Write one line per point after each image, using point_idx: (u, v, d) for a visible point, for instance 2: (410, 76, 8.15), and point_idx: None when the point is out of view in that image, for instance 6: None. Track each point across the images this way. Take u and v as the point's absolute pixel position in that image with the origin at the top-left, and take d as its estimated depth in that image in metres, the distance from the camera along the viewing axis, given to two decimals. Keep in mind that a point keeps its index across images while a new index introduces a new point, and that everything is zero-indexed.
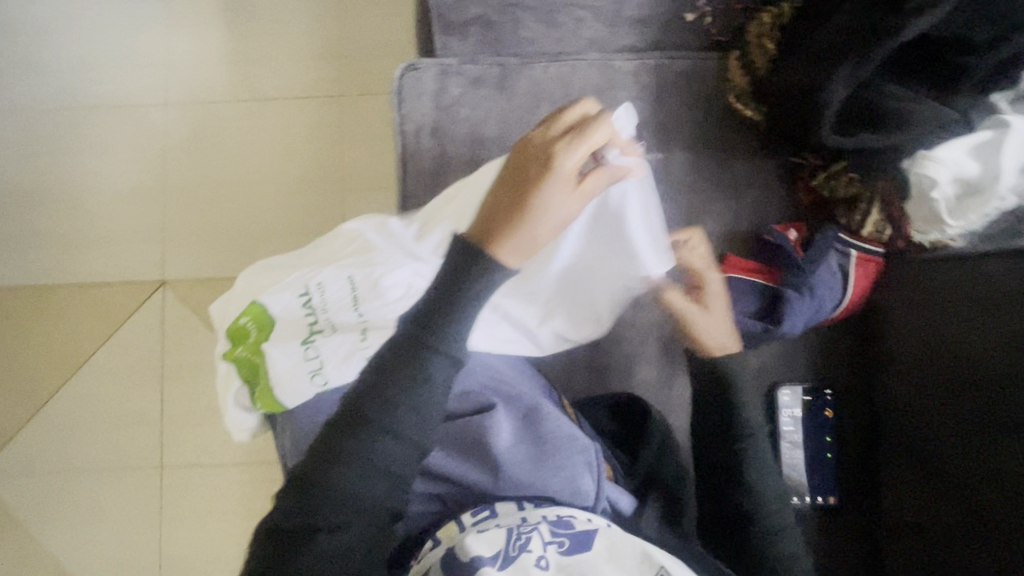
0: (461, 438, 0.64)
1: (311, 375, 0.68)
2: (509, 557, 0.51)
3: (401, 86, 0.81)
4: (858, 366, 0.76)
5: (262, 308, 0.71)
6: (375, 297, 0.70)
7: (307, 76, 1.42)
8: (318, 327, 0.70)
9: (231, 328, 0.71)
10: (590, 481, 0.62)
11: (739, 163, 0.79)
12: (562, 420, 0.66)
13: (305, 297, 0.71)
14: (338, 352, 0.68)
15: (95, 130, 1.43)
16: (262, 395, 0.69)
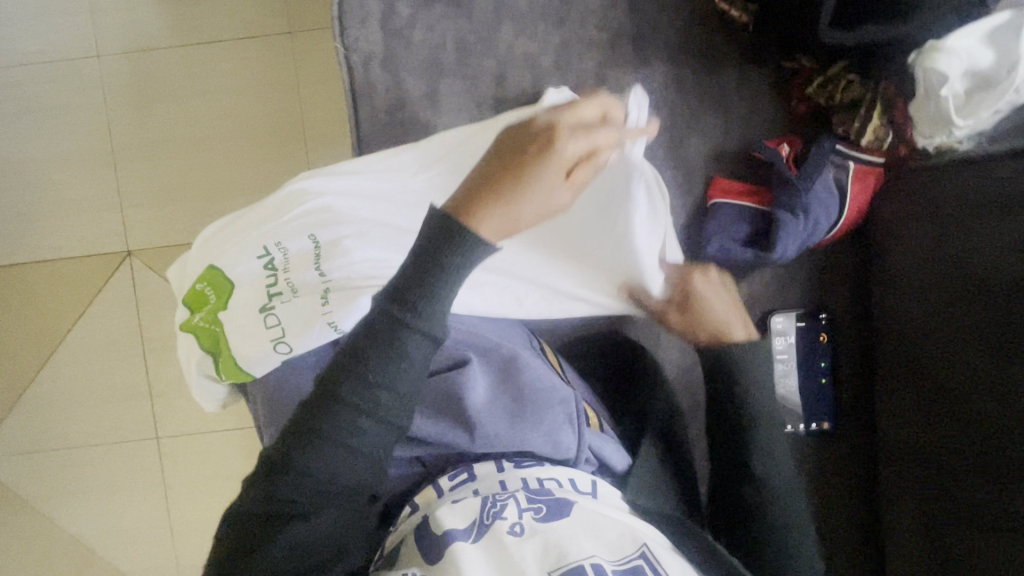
0: (437, 396, 0.60)
1: (273, 343, 0.63)
2: (483, 526, 0.52)
3: (344, 10, 0.72)
4: (856, 287, 0.72)
5: (220, 272, 0.66)
6: (338, 254, 0.64)
7: (253, 13, 1.28)
8: (278, 290, 0.64)
9: (187, 296, 0.66)
10: (572, 433, 0.60)
11: (727, 74, 0.71)
12: (542, 371, 0.62)
13: (264, 257, 0.65)
14: (300, 317, 0.63)
15: (27, 91, 1.31)
16: (226, 366, 0.65)
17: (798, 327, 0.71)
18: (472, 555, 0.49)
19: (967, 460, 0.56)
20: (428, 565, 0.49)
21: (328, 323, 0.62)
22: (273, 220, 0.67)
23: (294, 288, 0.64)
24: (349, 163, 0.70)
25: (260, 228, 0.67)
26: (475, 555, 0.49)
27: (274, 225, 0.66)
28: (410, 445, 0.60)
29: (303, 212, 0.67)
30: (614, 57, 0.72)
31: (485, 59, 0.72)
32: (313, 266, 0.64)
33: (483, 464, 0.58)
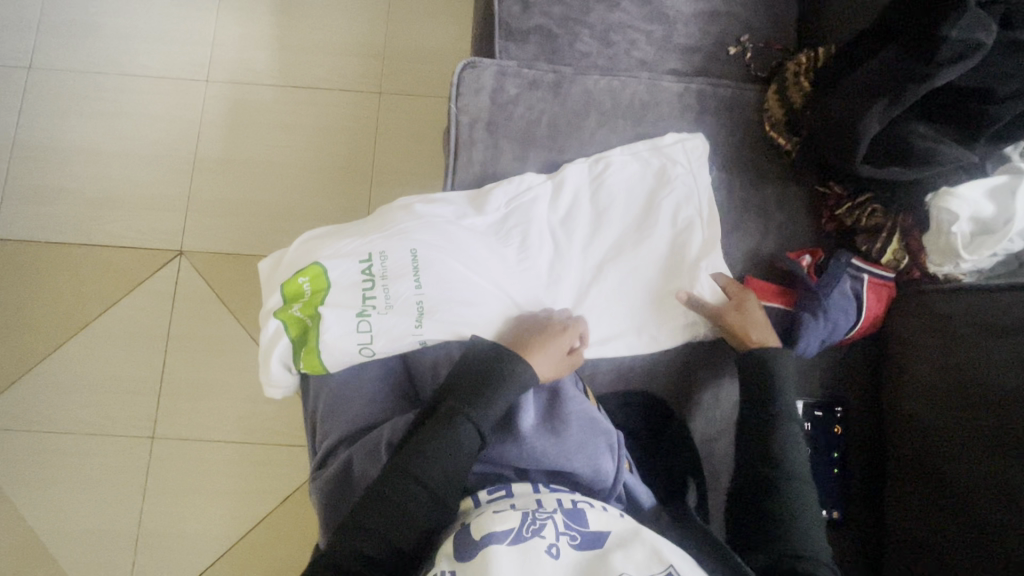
0: (502, 418, 0.71)
1: (361, 346, 0.74)
2: (521, 537, 0.58)
3: (461, 81, 0.86)
4: (867, 384, 0.80)
5: (322, 270, 0.75)
6: (430, 276, 0.75)
7: (352, 70, 1.47)
8: (373, 296, 0.74)
9: (288, 286, 0.75)
10: (611, 463, 0.69)
11: (769, 188, 0.85)
12: (586, 404, 0.72)
13: (365, 264, 0.76)
14: (391, 327, 0.74)
15: (132, 96, 1.45)
16: (306, 353, 0.73)
17: (812, 414, 0.78)
18: (507, 560, 0.56)
19: (980, 554, 0.60)
20: (458, 560, 0.58)
21: (417, 339, 0.75)
22: (376, 233, 0.78)
23: (387, 298, 0.74)
24: (449, 196, 0.82)
25: (364, 240, 0.78)
26: (508, 561, 0.56)
27: (378, 240, 0.77)
28: (485, 464, 0.71)
29: (406, 232, 0.77)
30: (684, 147, 0.83)
31: (572, 140, 0.85)
32: (407, 281, 0.75)
33: (521, 485, 0.68)
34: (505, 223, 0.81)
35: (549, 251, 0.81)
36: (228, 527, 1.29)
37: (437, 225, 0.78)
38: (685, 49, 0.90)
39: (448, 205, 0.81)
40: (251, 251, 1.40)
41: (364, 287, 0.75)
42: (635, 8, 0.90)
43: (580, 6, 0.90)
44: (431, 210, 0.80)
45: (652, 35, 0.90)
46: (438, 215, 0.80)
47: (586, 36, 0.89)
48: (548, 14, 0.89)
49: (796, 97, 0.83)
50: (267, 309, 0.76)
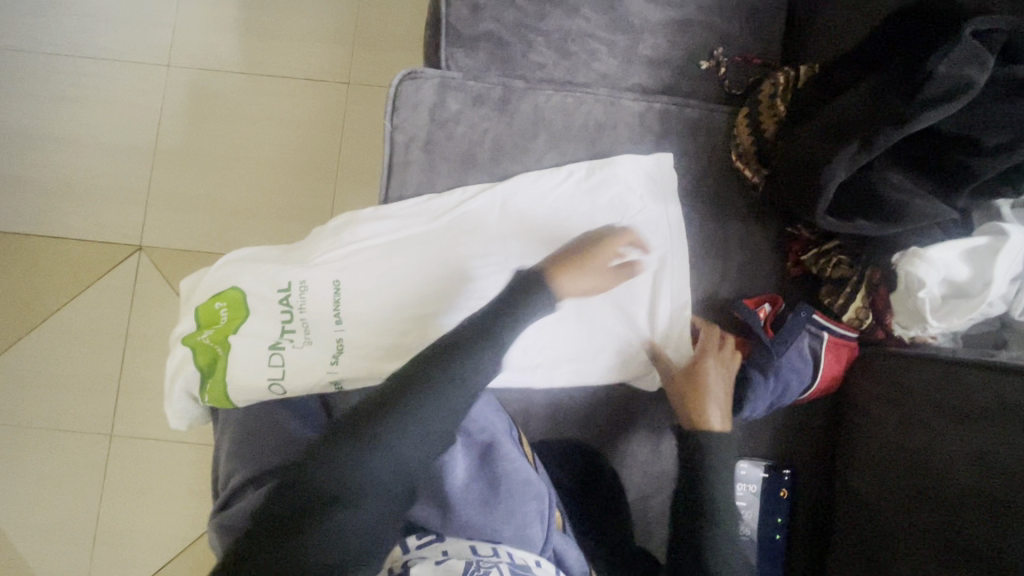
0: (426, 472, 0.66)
1: (270, 382, 0.70)
2: None
3: (399, 93, 0.78)
4: (822, 443, 0.74)
5: (241, 296, 0.72)
6: (352, 312, 0.73)
7: (319, 58, 1.39)
8: (291, 328, 0.72)
9: (202, 310, 0.72)
10: (540, 530, 0.64)
11: (730, 227, 0.77)
12: (519, 461, 0.68)
13: (285, 293, 0.73)
14: (306, 363, 0.71)
15: (91, 80, 1.39)
16: (212, 385, 0.70)
17: (760, 477, 0.72)
18: None
19: None
20: None
21: (332, 380, 0.72)
22: (305, 262, 0.74)
23: (306, 331, 0.72)
24: (381, 220, 0.76)
25: (293, 267, 0.74)
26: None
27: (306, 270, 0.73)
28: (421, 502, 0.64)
29: (330, 262, 0.74)
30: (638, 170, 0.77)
31: (517, 163, 0.78)
32: (327, 316, 0.73)
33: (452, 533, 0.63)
34: (440, 258, 0.75)
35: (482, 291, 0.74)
36: (184, 527, 1.29)
37: (367, 257, 0.75)
38: (652, 62, 0.81)
39: (380, 231, 0.75)
40: (212, 249, 1.36)
41: (283, 319, 0.72)
42: (598, 14, 0.80)
43: (536, 10, 0.80)
44: (363, 239, 0.75)
45: (615, 46, 0.81)
46: (365, 243, 0.75)
47: (541, 44, 0.81)
48: (501, 18, 0.81)
49: (769, 124, 0.75)
50: (176, 333, 0.72)
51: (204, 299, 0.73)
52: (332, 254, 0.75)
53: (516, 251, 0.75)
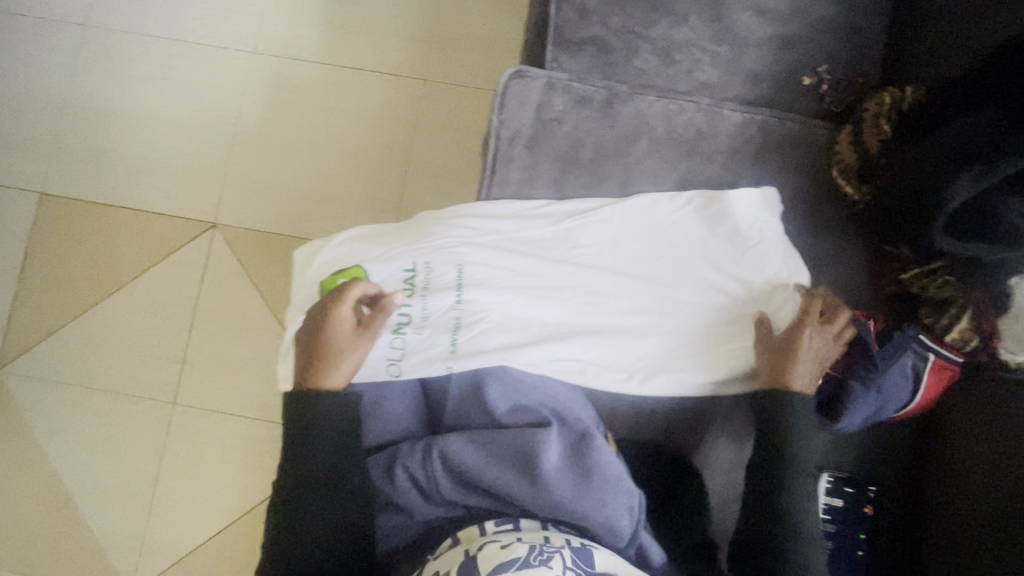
0: (518, 455, 0.68)
1: (388, 363, 0.74)
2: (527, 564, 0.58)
3: (507, 90, 0.80)
4: (910, 464, 0.74)
5: (364, 276, 0.76)
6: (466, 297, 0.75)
7: (396, 53, 1.42)
8: (410, 309, 0.75)
9: (330, 286, 0.77)
10: (629, 525, 0.66)
11: (825, 242, 0.78)
12: (612, 457, 0.68)
13: (408, 273, 0.76)
14: (424, 345, 0.74)
15: (178, 62, 1.44)
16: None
17: (842, 492, 0.73)
18: None
19: None
20: None
21: (445, 363, 0.73)
22: (419, 243, 0.77)
23: (423, 314, 0.75)
24: (502, 207, 0.79)
25: (407, 248, 0.78)
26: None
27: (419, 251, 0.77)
28: (468, 492, 0.69)
29: (451, 244, 0.77)
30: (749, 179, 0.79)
31: (617, 165, 0.79)
32: (443, 299, 0.75)
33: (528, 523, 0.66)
34: (557, 244, 0.78)
35: (597, 286, 0.77)
36: (237, 499, 1.33)
37: (479, 244, 0.77)
38: (755, 74, 0.82)
39: (501, 219, 0.78)
40: (281, 231, 1.39)
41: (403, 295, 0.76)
42: (704, 25, 0.82)
43: (643, 18, 0.82)
44: (475, 226, 0.78)
45: (719, 56, 0.82)
46: (485, 229, 0.78)
47: (646, 51, 0.82)
48: (608, 24, 0.83)
49: (873, 142, 0.74)
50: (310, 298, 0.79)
51: (331, 273, 0.78)
52: (445, 238, 0.77)
53: (630, 247, 0.78)
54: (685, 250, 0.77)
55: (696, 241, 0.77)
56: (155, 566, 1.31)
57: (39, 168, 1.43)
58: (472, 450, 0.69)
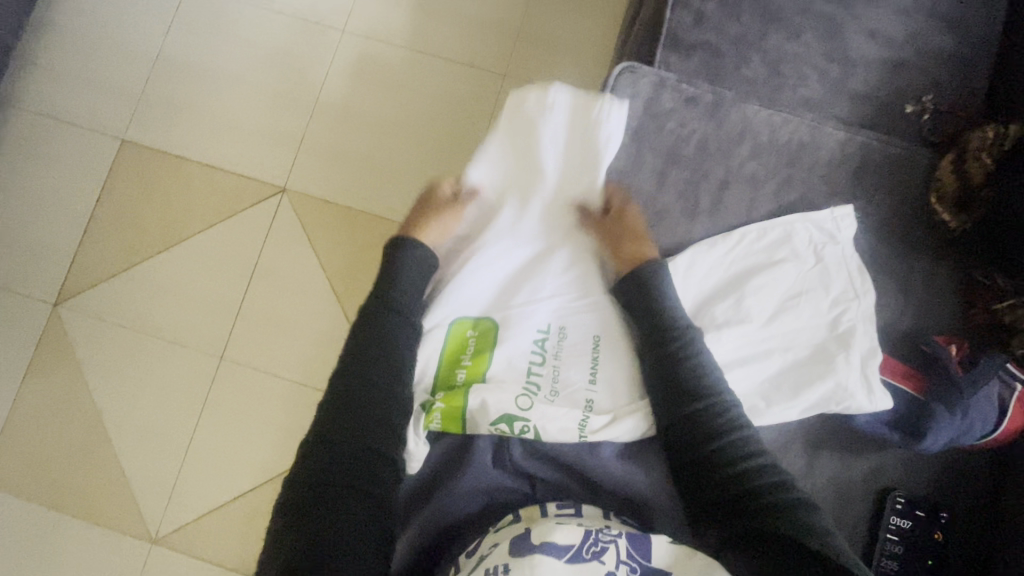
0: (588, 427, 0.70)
1: (519, 393, 0.69)
2: (581, 556, 0.57)
3: (617, 83, 0.82)
4: (989, 494, 0.74)
5: (491, 334, 0.73)
6: (608, 368, 0.72)
7: (481, 47, 1.46)
8: (540, 373, 0.71)
9: (453, 343, 0.73)
10: None
11: (917, 264, 0.79)
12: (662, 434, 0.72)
13: (542, 336, 0.73)
14: (556, 418, 0.68)
15: (270, 31, 1.49)
16: (446, 412, 0.69)
17: (915, 514, 0.72)
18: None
19: None
20: (512, 554, 0.57)
21: (556, 324, 0.73)
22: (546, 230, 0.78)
23: (553, 385, 0.70)
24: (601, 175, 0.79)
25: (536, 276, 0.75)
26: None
27: (555, 300, 0.74)
28: (535, 463, 0.70)
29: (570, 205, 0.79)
30: (843, 196, 0.81)
31: (718, 165, 0.81)
32: (582, 366, 0.72)
33: (589, 507, 0.66)
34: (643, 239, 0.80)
35: (707, 266, 0.77)
36: (271, 460, 1.33)
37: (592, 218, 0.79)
38: (859, 96, 0.84)
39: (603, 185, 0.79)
40: (348, 204, 1.42)
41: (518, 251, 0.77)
42: (816, 44, 0.85)
43: (757, 30, 0.85)
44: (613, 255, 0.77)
45: (826, 75, 0.84)
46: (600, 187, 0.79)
47: (755, 61, 0.85)
48: (720, 32, 0.85)
49: (975, 173, 0.74)
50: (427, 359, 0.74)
51: (461, 318, 0.74)
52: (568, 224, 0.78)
53: (717, 244, 0.77)
54: (772, 273, 0.76)
55: (779, 263, 0.76)
56: (181, 516, 1.31)
57: (125, 115, 1.48)
58: None
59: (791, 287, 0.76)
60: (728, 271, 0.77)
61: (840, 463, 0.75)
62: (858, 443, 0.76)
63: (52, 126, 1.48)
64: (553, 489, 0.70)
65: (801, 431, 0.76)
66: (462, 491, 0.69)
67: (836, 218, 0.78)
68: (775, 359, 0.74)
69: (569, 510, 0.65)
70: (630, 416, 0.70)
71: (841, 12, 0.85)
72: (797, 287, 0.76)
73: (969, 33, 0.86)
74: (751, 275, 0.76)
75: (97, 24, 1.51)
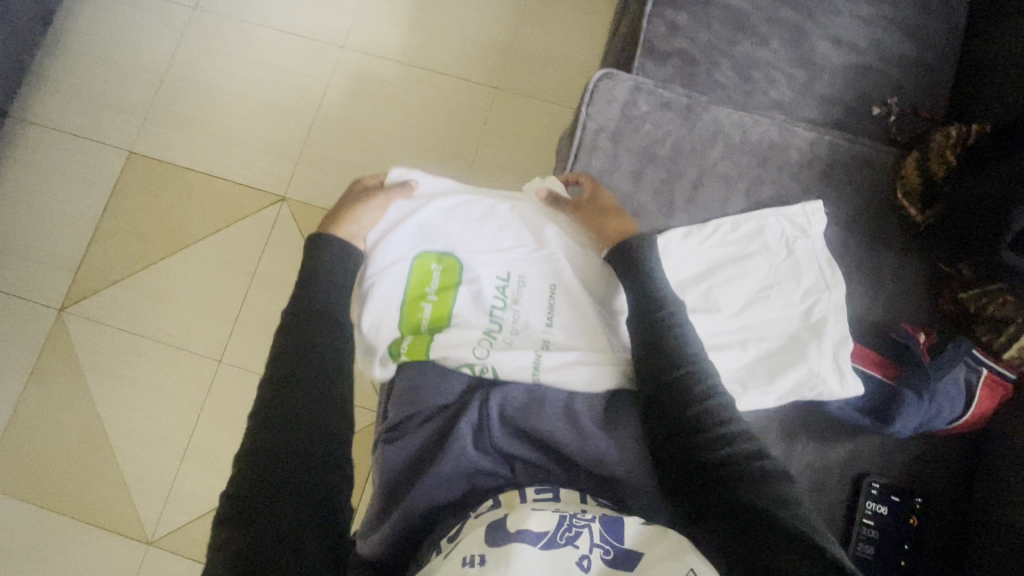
0: (565, 413, 0.72)
1: (479, 339, 0.77)
2: (554, 541, 0.58)
3: (595, 89, 0.87)
4: (962, 481, 0.76)
5: (458, 268, 0.81)
6: (562, 318, 0.79)
7: (474, 62, 1.52)
8: (501, 316, 0.79)
9: (422, 269, 0.81)
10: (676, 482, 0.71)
11: (887, 258, 0.82)
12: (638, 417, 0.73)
13: (502, 283, 0.81)
14: (512, 359, 0.75)
15: (273, 49, 1.56)
16: (414, 342, 0.78)
17: (889, 500, 0.74)
18: (536, 561, 0.57)
19: None
20: (488, 546, 0.59)
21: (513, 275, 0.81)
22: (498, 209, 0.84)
23: (513, 326, 0.79)
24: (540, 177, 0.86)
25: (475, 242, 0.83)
26: (538, 564, 0.56)
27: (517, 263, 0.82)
28: (514, 449, 0.72)
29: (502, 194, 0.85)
30: (814, 194, 0.84)
31: (693, 164, 0.85)
32: (539, 311, 0.80)
33: (567, 492, 0.67)
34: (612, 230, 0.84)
35: (688, 251, 0.80)
36: None
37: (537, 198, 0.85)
38: (827, 99, 0.88)
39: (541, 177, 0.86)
40: None
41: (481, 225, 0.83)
42: (783, 51, 0.89)
43: (727, 39, 0.90)
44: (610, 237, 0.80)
45: (794, 80, 0.89)
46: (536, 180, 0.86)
47: (727, 67, 0.89)
48: (694, 41, 0.90)
49: (938, 169, 0.78)
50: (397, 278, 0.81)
51: (423, 251, 0.82)
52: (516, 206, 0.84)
53: (686, 232, 0.81)
54: (745, 260, 0.79)
55: (747, 253, 0.80)
56: (177, 518, 1.33)
57: (132, 129, 1.54)
58: (513, 400, 0.73)
59: (761, 276, 0.79)
60: (705, 257, 0.80)
61: (816, 450, 0.77)
62: (832, 431, 0.78)
63: (62, 139, 1.54)
64: (536, 473, 0.72)
65: (778, 418, 0.78)
66: (442, 477, 0.70)
67: (802, 212, 0.82)
68: (752, 343, 0.77)
69: (547, 496, 0.66)
70: (589, 365, 0.75)
71: (807, 21, 0.90)
72: (768, 275, 0.79)
73: (930, 40, 0.90)
74: (724, 261, 0.80)
75: (108, 44, 1.58)
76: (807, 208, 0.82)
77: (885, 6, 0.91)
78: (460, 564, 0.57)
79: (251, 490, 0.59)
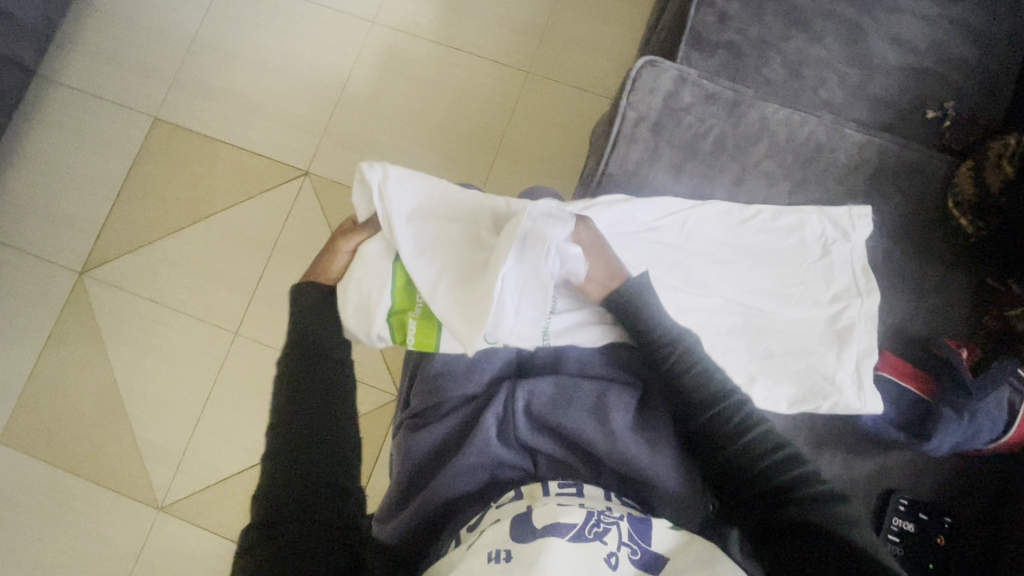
0: (593, 409, 0.70)
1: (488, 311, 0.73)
2: (583, 536, 0.57)
3: (638, 77, 0.84)
4: (993, 501, 0.74)
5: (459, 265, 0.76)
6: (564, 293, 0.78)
7: (507, 44, 1.49)
8: None
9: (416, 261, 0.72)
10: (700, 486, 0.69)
11: (930, 270, 0.80)
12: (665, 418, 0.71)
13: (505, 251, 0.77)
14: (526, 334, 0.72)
15: (302, 21, 1.53)
16: (421, 326, 0.73)
17: (917, 517, 0.72)
18: (564, 554, 0.55)
19: None
20: (513, 538, 0.57)
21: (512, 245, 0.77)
22: None
23: None
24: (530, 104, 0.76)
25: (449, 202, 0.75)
26: (565, 557, 0.55)
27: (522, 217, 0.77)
28: (538, 442, 0.71)
29: None
30: (859, 199, 0.81)
31: (735, 160, 0.82)
32: None
33: (591, 487, 0.66)
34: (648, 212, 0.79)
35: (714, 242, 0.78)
36: None
37: None
38: (879, 100, 0.85)
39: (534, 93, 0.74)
40: None
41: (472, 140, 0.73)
42: (837, 48, 0.85)
43: (779, 32, 0.86)
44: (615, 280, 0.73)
45: (847, 78, 0.85)
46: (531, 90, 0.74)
47: (777, 62, 0.86)
48: (743, 32, 0.86)
49: (994, 182, 0.74)
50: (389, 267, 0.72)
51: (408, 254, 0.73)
52: None
53: (718, 223, 0.79)
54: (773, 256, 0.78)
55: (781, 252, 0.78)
56: (188, 486, 1.34)
57: (159, 94, 1.53)
58: (540, 393, 0.72)
59: (790, 279, 0.77)
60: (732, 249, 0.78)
61: (843, 462, 0.75)
62: (860, 444, 0.75)
63: (89, 102, 1.53)
64: (560, 468, 0.71)
65: (806, 429, 0.76)
66: (463, 467, 0.69)
67: (848, 218, 0.78)
68: (772, 336, 0.75)
69: (570, 491, 0.65)
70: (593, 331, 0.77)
71: (865, 16, 0.86)
72: (800, 274, 0.77)
73: (992, 43, 0.86)
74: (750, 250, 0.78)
75: (137, 7, 1.56)
76: (853, 215, 0.79)
77: (946, 5, 0.86)
78: (486, 557, 0.56)
79: (279, 512, 0.61)
